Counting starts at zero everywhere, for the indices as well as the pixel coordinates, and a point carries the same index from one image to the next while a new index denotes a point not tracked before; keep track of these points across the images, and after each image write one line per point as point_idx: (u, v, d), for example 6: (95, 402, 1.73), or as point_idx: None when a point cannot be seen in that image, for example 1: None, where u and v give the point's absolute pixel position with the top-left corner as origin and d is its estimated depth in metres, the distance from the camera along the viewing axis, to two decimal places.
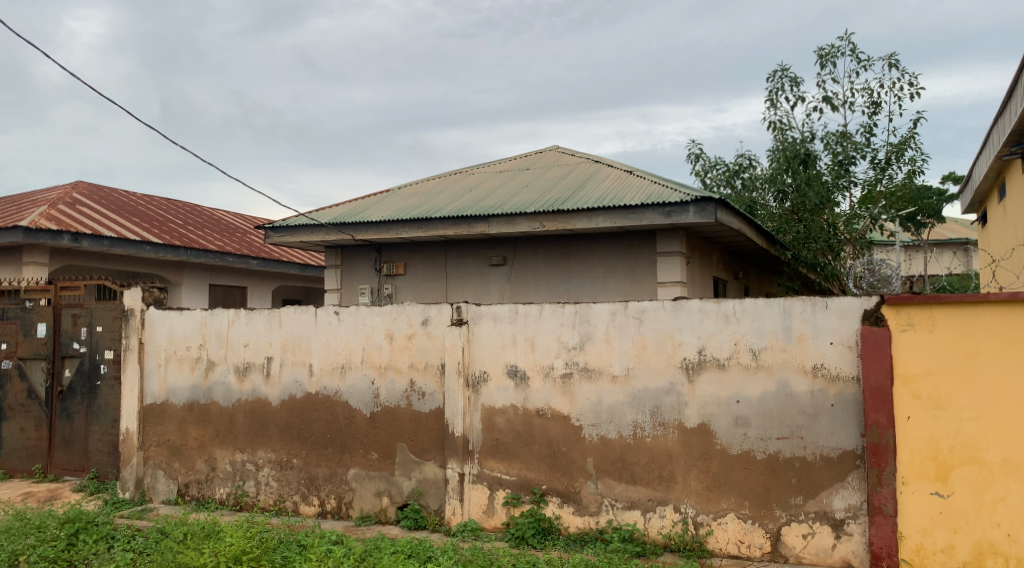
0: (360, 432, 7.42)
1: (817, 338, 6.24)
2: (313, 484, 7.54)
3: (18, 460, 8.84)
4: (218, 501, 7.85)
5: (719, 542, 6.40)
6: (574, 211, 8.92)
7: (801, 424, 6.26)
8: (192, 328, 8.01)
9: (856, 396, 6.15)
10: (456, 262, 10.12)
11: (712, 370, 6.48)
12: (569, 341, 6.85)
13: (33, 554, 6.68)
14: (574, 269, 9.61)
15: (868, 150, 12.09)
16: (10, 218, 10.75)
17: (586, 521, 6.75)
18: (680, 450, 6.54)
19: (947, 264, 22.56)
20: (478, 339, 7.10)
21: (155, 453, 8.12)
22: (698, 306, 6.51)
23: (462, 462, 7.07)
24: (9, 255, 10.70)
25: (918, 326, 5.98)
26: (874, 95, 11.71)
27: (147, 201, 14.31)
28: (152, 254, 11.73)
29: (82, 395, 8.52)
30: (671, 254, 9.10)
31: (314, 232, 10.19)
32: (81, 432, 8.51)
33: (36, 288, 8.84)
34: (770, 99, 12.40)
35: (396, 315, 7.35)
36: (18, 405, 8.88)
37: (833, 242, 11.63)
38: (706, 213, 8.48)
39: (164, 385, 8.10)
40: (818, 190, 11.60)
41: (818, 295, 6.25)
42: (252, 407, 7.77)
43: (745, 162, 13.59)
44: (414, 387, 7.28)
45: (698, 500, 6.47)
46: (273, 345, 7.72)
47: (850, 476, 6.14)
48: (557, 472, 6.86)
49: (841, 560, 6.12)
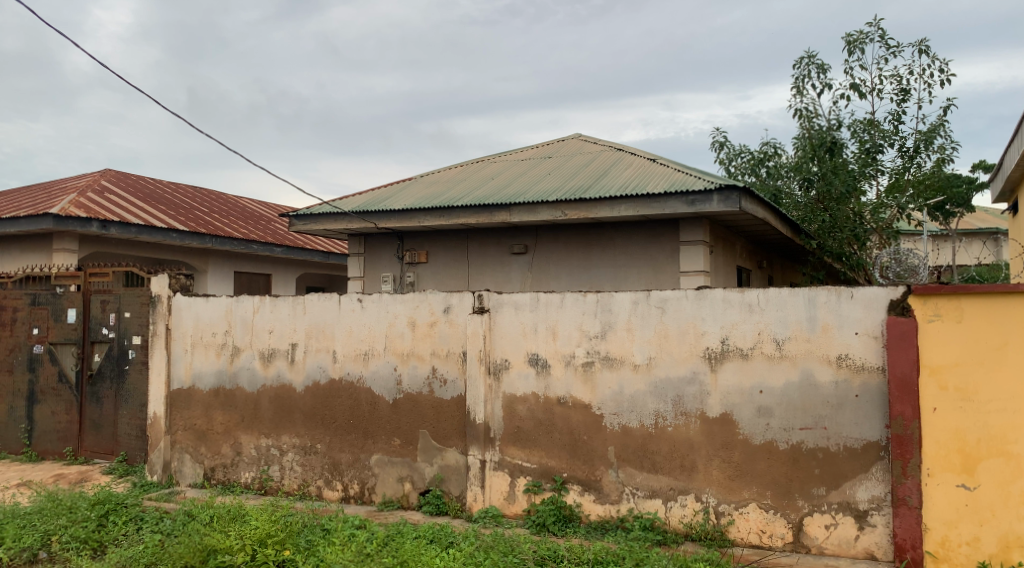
0: (383, 418, 7.49)
1: (841, 328, 6.20)
2: (337, 469, 7.63)
3: (49, 443, 9.00)
4: (243, 486, 7.97)
5: (741, 532, 6.40)
6: (596, 199, 8.90)
7: (825, 414, 6.23)
8: (217, 314, 8.11)
9: (881, 387, 6.11)
10: (478, 251, 10.15)
11: (734, 360, 6.46)
12: (591, 330, 6.86)
13: (64, 534, 6.87)
14: (596, 258, 9.60)
15: (896, 138, 11.89)
16: (40, 205, 10.92)
17: (607, 510, 6.77)
18: (701, 439, 6.53)
19: (976, 254, 22.23)
20: (500, 326, 7.13)
21: (182, 438, 8.23)
22: (721, 295, 6.50)
23: (483, 449, 7.13)
24: (41, 241, 10.89)
25: (945, 316, 5.92)
26: (902, 82, 11.53)
27: (174, 188, 14.45)
28: (179, 241, 11.87)
29: (111, 380, 8.67)
30: (694, 243, 9.07)
31: (337, 220, 10.26)
32: (110, 415, 8.67)
33: (65, 274, 8.99)
34: (796, 86, 12.25)
35: (418, 302, 7.39)
36: (49, 389, 9.03)
37: (858, 232, 11.44)
38: (730, 201, 8.43)
39: (190, 370, 8.20)
40: (844, 177, 11.45)
41: (843, 285, 6.20)
42: (277, 393, 7.86)
43: (771, 150, 13.45)
44: (436, 374, 7.33)
45: (720, 490, 6.47)
46: (297, 332, 7.80)
47: (874, 467, 6.11)
48: (577, 460, 6.88)
49: (864, 552, 6.10)
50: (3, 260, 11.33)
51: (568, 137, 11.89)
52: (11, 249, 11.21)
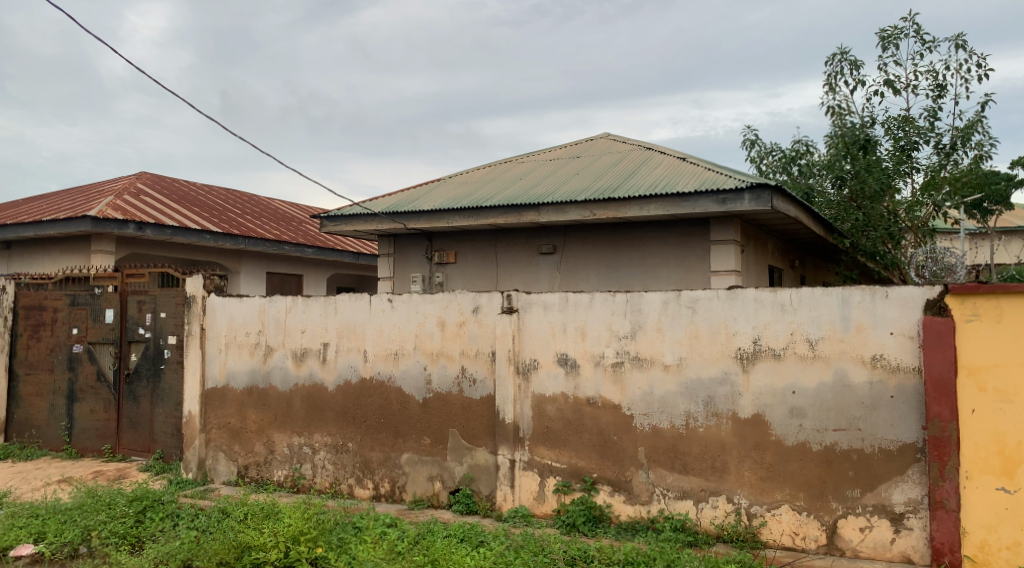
0: (413, 417, 7.54)
1: (876, 328, 6.12)
2: (368, 468, 7.70)
3: (88, 440, 9.19)
4: (276, 483, 8.07)
5: (773, 534, 6.34)
6: (625, 199, 8.86)
7: (859, 415, 6.15)
8: (251, 314, 8.23)
9: (917, 387, 6.01)
10: (506, 251, 10.16)
11: (767, 360, 6.40)
12: (620, 330, 6.84)
13: (104, 529, 7.03)
14: (626, 258, 9.56)
15: (932, 134, 11.67)
16: (80, 207, 11.16)
17: (637, 510, 6.75)
18: (733, 440, 6.48)
19: (1017, 253, 21.74)
20: (529, 327, 7.14)
21: (216, 436, 8.36)
22: (753, 295, 6.45)
23: (513, 449, 7.14)
24: (80, 243, 11.13)
25: (984, 316, 5.82)
26: (938, 77, 11.30)
27: (209, 191, 14.67)
28: (213, 242, 12.05)
29: (148, 379, 8.83)
30: (725, 242, 8.99)
31: (368, 222, 10.34)
32: (147, 414, 8.84)
33: (104, 274, 9.19)
34: (829, 83, 12.07)
35: (447, 302, 7.43)
36: (88, 387, 9.22)
37: (894, 230, 11.25)
38: (762, 200, 8.35)
39: (225, 369, 8.33)
40: (878, 175, 11.27)
41: (878, 284, 6.12)
42: (309, 392, 7.95)
43: (803, 148, 13.28)
44: (465, 374, 7.36)
45: (752, 491, 6.41)
46: (329, 331, 7.88)
47: (910, 469, 6.01)
48: (607, 461, 6.87)
49: (900, 555, 6.01)
50: (44, 261, 11.60)
51: (597, 136, 11.86)
52: (51, 250, 11.48)
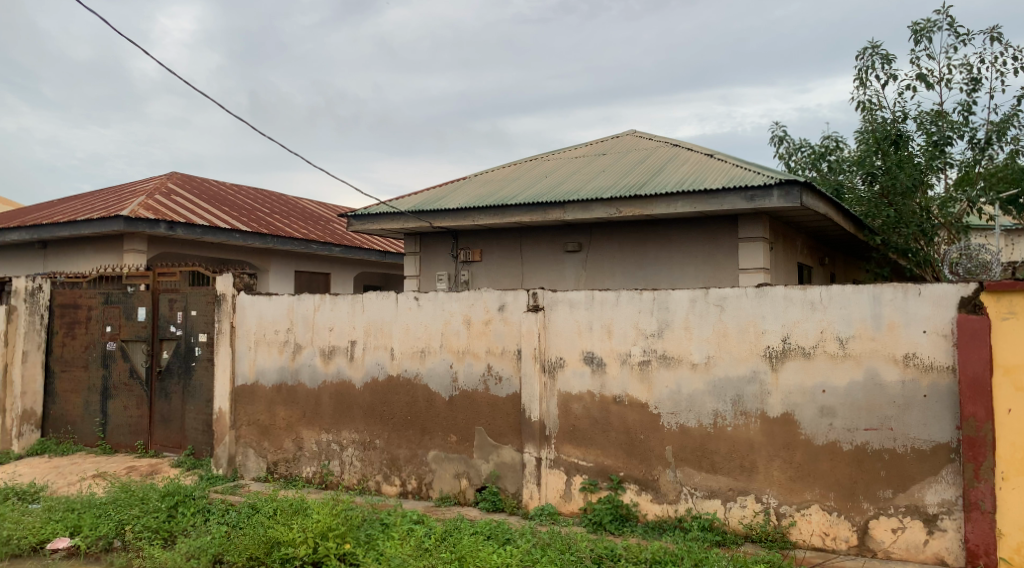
0: (440, 415, 7.57)
1: (909, 326, 6.03)
2: (395, 465, 7.74)
3: (122, 436, 9.35)
4: (305, 480, 8.15)
5: (803, 534, 6.27)
6: (652, 196, 8.82)
7: (890, 415, 6.06)
8: (280, 312, 8.31)
9: (951, 386, 5.92)
10: (532, 249, 10.16)
11: (797, 359, 6.34)
12: (647, 328, 6.80)
13: (137, 524, 7.15)
14: (652, 256, 9.52)
15: (966, 129, 11.46)
16: (113, 207, 11.35)
17: (665, 509, 6.71)
18: (762, 439, 6.42)
19: None
20: (555, 325, 7.14)
21: (246, 433, 8.46)
22: (782, 293, 6.39)
23: (539, 447, 7.14)
24: (113, 242, 11.32)
25: (1020, 314, 5.70)
26: (973, 71, 11.09)
27: (239, 191, 14.85)
28: (242, 242, 12.19)
29: (179, 376, 8.97)
30: (753, 240, 8.91)
31: (394, 220, 10.39)
32: (178, 410, 8.97)
33: (136, 274, 9.35)
34: (859, 77, 11.90)
35: (473, 300, 7.45)
36: (121, 384, 9.37)
37: (926, 227, 11.14)
38: (791, 197, 8.26)
39: (254, 367, 8.43)
40: (910, 172, 11.11)
41: (911, 282, 6.04)
42: (337, 389, 8.02)
43: (833, 144, 13.11)
44: (491, 372, 7.37)
45: (781, 490, 6.35)
46: (356, 330, 7.94)
47: (944, 470, 5.92)
48: (634, 459, 6.84)
49: (933, 557, 5.92)
50: (78, 261, 11.81)
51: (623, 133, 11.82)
52: (86, 250, 11.68)
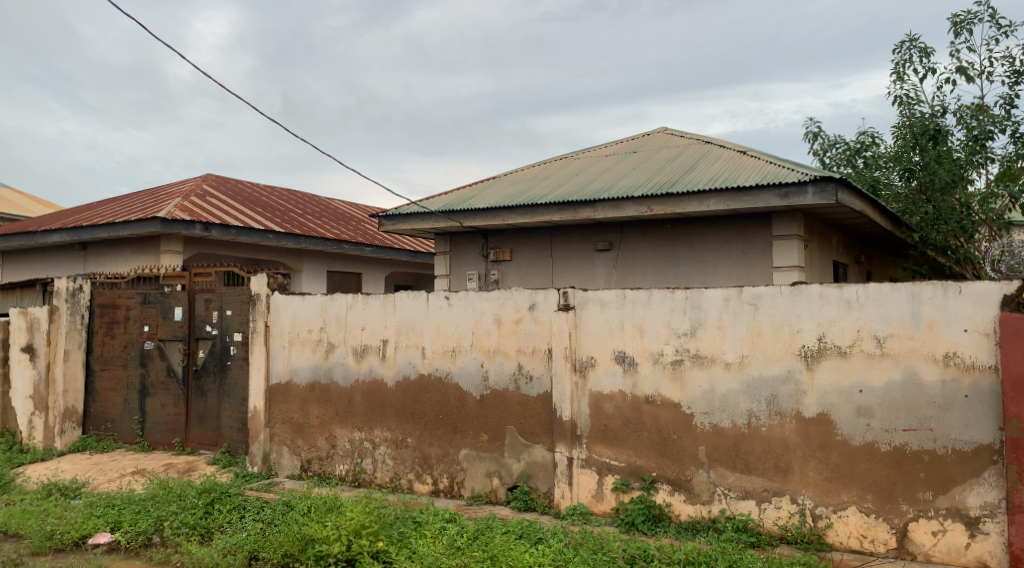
0: (471, 414, 7.58)
1: (948, 324, 5.90)
2: (427, 463, 7.77)
3: (159, 433, 9.52)
4: (338, 478, 8.21)
5: (840, 536, 6.17)
6: (684, 194, 8.74)
7: (930, 415, 5.93)
8: (314, 312, 8.39)
9: (994, 387, 5.78)
10: (563, 248, 10.14)
11: (833, 359, 6.23)
12: (679, 328, 6.74)
13: (175, 520, 7.25)
14: (684, 254, 9.44)
15: (1008, 123, 11.18)
16: (151, 209, 11.54)
17: (698, 510, 6.65)
18: (798, 440, 6.33)
19: None
20: (586, 324, 7.11)
21: (281, 431, 8.55)
22: (818, 292, 6.29)
23: (570, 447, 7.12)
24: (151, 243, 11.51)
25: None
26: (1016, 63, 10.82)
27: (273, 193, 15.02)
28: (276, 242, 12.34)
29: (215, 375, 9.10)
30: (787, 237, 8.81)
31: (425, 220, 10.43)
32: (214, 408, 9.11)
33: (173, 274, 9.51)
34: (897, 71, 11.67)
35: (504, 300, 7.45)
36: (159, 382, 9.54)
37: (965, 223, 10.95)
38: (826, 194, 8.13)
39: (288, 366, 8.51)
40: (949, 167, 10.86)
41: (950, 280, 5.90)
42: (370, 388, 8.08)
43: (868, 140, 12.90)
44: (522, 371, 7.36)
45: (817, 491, 6.26)
46: (388, 329, 7.98)
47: (986, 472, 5.79)
48: (667, 460, 6.79)
49: (975, 560, 5.79)
50: (117, 261, 12.01)
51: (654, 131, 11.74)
52: (126, 250, 11.88)
